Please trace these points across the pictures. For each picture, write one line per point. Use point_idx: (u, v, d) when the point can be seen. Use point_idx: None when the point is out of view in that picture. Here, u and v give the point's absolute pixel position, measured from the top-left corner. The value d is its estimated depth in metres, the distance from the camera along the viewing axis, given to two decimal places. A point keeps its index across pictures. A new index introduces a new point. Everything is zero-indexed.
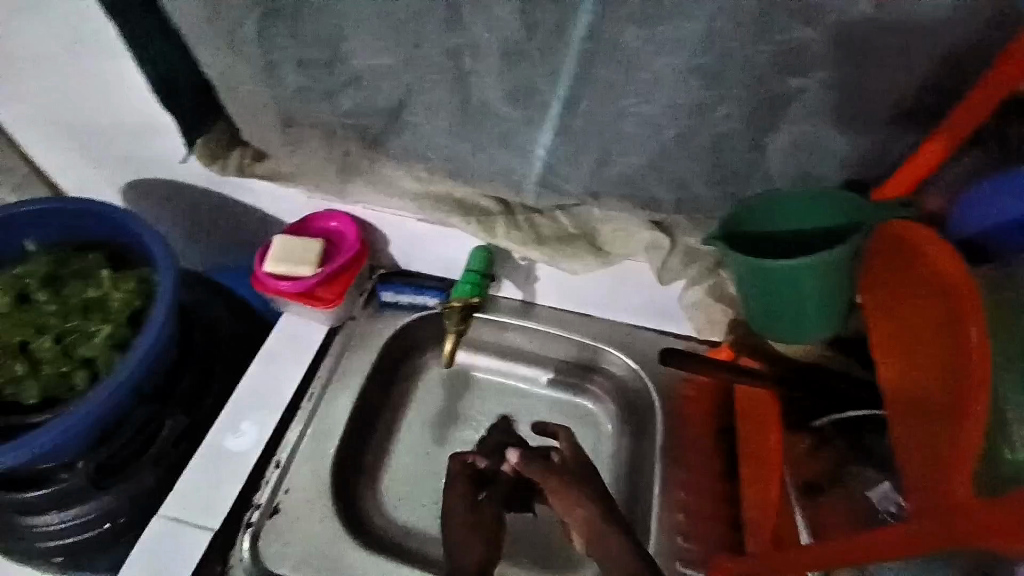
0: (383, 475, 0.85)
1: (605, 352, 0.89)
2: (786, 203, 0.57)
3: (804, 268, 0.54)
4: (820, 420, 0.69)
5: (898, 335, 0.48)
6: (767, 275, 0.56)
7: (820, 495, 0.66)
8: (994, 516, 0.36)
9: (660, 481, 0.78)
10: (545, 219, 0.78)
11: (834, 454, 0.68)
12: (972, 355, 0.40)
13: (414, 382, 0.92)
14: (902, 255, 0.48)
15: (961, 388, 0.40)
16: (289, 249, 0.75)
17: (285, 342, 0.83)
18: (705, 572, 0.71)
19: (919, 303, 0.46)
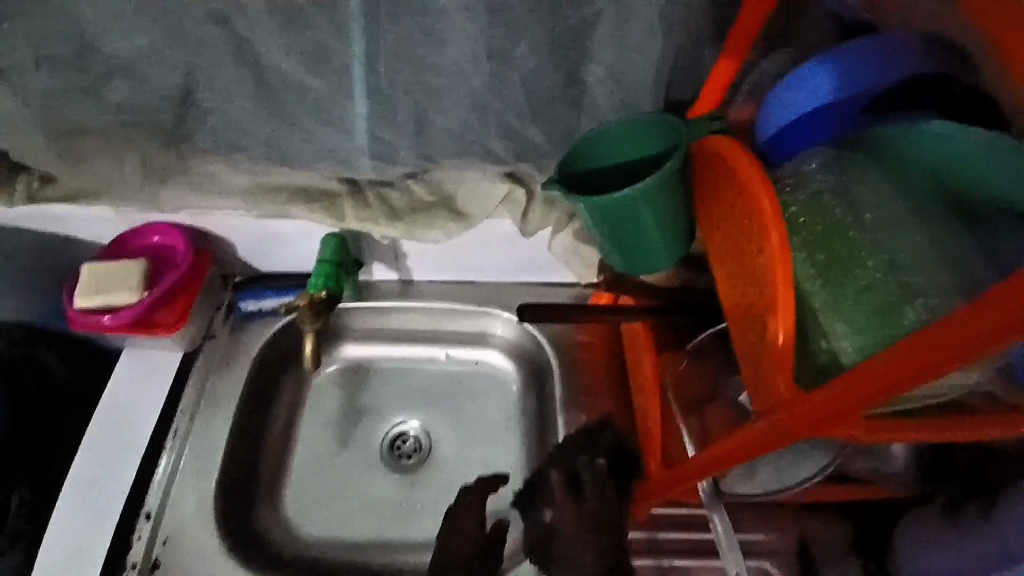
0: (284, 492, 0.80)
1: (495, 316, 0.88)
2: (614, 135, 0.57)
3: (641, 199, 0.53)
4: (698, 338, 0.72)
5: (723, 248, 0.49)
6: (609, 212, 0.55)
7: (705, 408, 0.68)
8: (810, 407, 0.38)
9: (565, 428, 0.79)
10: (397, 192, 0.73)
11: (712, 368, 0.71)
12: (775, 256, 0.41)
13: (304, 388, 0.87)
14: (718, 169, 0.48)
15: (770, 291, 0.42)
16: (104, 278, 0.66)
17: (133, 380, 0.74)
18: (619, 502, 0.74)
19: (733, 213, 0.46)
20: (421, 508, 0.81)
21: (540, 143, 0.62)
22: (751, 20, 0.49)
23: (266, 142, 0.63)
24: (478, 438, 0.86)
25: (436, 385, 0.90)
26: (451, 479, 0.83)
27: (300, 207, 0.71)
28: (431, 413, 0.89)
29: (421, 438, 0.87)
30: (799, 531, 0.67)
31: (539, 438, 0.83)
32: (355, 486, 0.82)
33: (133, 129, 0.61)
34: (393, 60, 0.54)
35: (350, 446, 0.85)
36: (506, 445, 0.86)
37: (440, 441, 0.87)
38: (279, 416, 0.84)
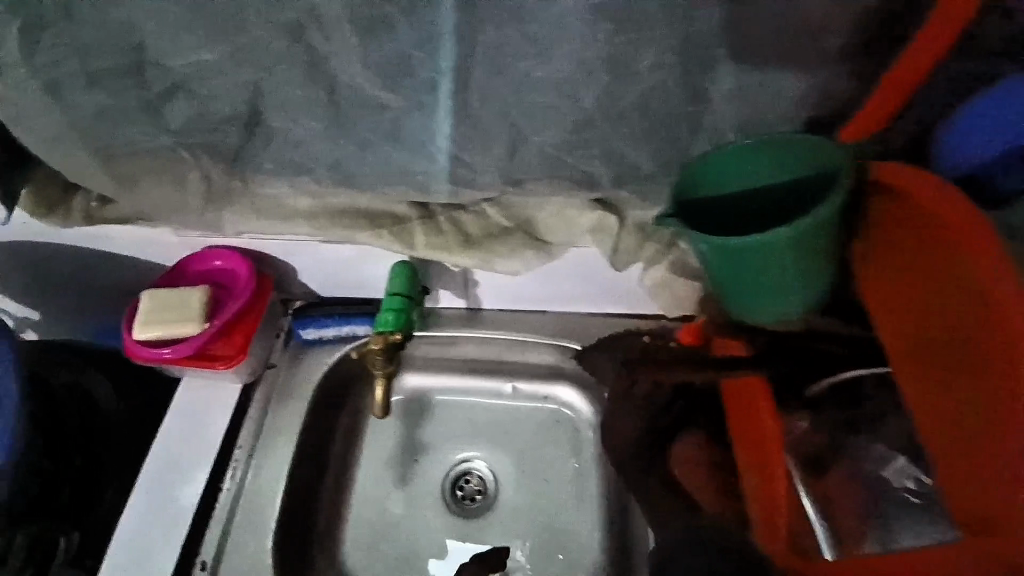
0: (341, 538, 0.75)
1: (568, 350, 0.79)
2: (742, 157, 0.48)
3: (778, 246, 0.45)
4: (817, 386, 0.63)
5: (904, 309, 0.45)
6: (734, 254, 0.47)
7: (826, 471, 0.62)
8: None
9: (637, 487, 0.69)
10: (471, 216, 0.66)
11: (832, 425, 0.63)
12: (997, 317, 0.36)
13: (363, 422, 0.81)
14: (912, 229, 0.43)
15: (994, 354, 0.37)
16: (164, 307, 0.62)
17: (189, 412, 0.70)
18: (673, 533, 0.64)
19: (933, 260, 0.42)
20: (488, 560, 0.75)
21: (649, 167, 0.52)
22: (932, 38, 0.42)
23: (336, 165, 0.57)
24: (548, 486, 0.79)
25: (503, 422, 0.83)
26: (519, 529, 0.77)
27: (367, 233, 0.65)
28: (496, 454, 0.82)
29: (486, 480, 0.80)
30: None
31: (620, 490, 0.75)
32: (416, 534, 0.76)
33: (195, 149, 0.56)
34: (486, 73, 0.46)
35: (411, 487, 0.79)
36: (581, 495, 0.78)
37: (507, 486, 0.80)
38: (336, 453, 0.78)
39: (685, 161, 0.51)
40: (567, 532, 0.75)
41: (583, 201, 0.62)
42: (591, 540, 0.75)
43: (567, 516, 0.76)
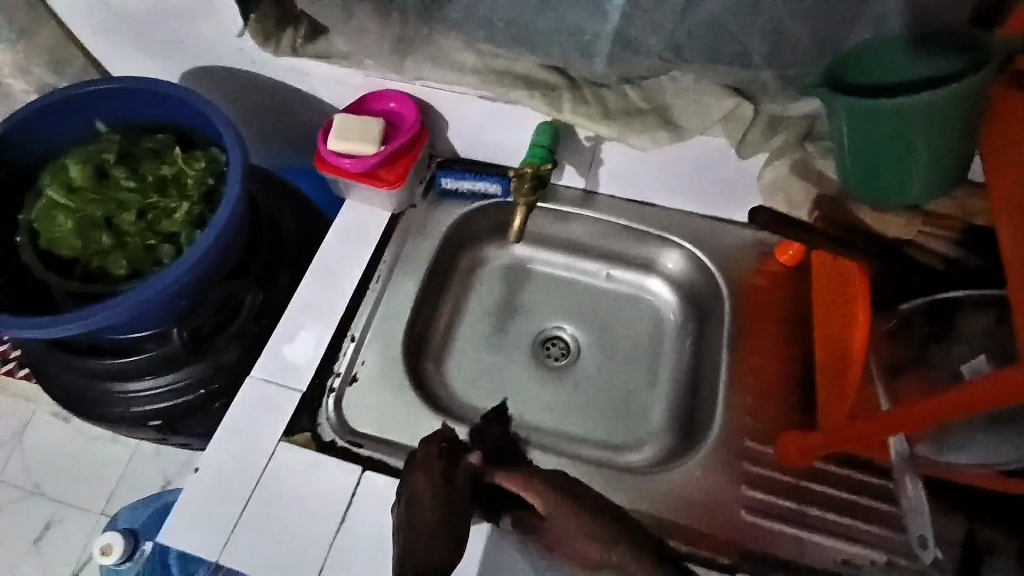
0: (447, 361, 0.87)
1: (670, 243, 0.87)
2: (907, 45, 0.54)
3: (917, 116, 0.49)
4: (905, 304, 0.67)
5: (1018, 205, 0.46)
6: (878, 119, 0.51)
7: (902, 374, 0.64)
8: None
9: (726, 381, 0.76)
10: (613, 93, 0.73)
11: (919, 337, 0.66)
12: None
13: (476, 272, 0.93)
14: None
15: None
16: (350, 127, 0.73)
17: (349, 227, 0.81)
18: (751, 451, 0.71)
19: None
20: (565, 402, 0.87)
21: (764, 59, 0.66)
22: None
23: (515, 21, 0.71)
24: (627, 361, 0.89)
25: (594, 300, 0.93)
26: (598, 388, 0.88)
27: (522, 92, 0.73)
28: (584, 327, 0.92)
29: (569, 346, 0.91)
30: (969, 533, 0.63)
31: (693, 369, 0.84)
32: (508, 373, 0.88)
33: None
34: None
35: (507, 336, 0.91)
36: (654, 372, 0.87)
37: (591, 352, 0.90)
38: (451, 293, 0.91)
39: (834, 50, 0.64)
40: (642, 405, 0.85)
41: (720, 84, 0.68)
42: (664, 404, 0.85)
43: (641, 392, 0.86)
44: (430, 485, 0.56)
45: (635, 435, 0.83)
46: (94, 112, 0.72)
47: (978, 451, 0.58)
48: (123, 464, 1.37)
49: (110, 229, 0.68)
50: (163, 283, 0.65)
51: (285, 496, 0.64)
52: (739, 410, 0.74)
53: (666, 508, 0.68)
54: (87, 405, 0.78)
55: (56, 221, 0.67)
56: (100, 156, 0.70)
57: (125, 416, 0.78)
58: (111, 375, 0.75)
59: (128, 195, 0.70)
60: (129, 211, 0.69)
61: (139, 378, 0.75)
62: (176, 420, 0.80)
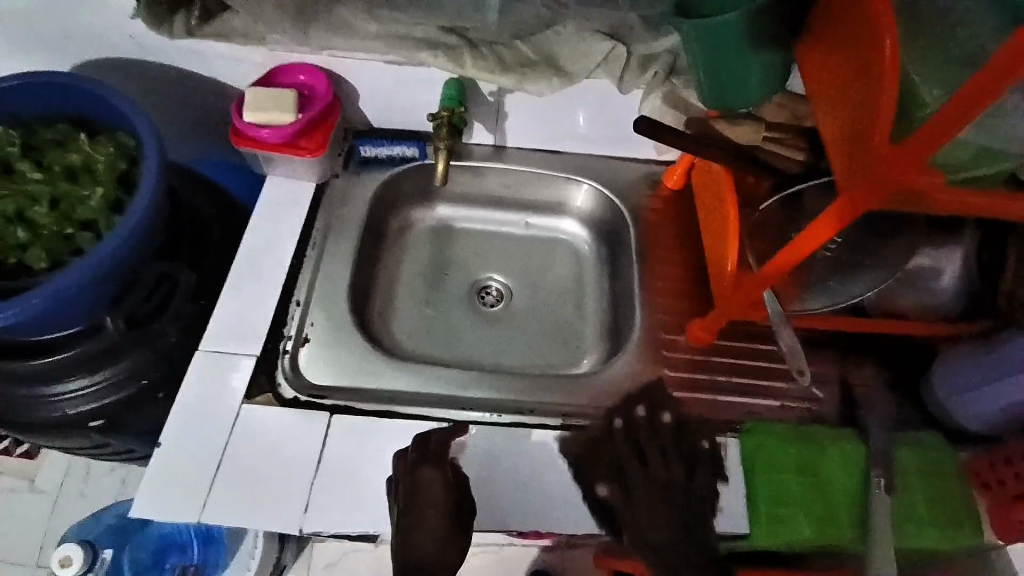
0: (393, 319, 0.92)
1: (578, 184, 0.98)
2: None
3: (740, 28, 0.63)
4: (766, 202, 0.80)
5: (827, 87, 0.61)
6: (718, 36, 0.64)
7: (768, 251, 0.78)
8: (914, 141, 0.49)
9: (642, 289, 0.88)
10: (507, 49, 0.82)
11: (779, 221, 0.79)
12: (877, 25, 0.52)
13: (406, 236, 0.98)
14: (836, 18, 0.59)
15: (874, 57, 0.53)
16: (264, 98, 0.76)
17: (276, 200, 0.84)
18: (665, 337, 0.84)
19: (841, 38, 0.59)
20: (506, 338, 0.94)
21: None
22: None
23: None
24: (556, 294, 0.99)
25: (519, 247, 1.02)
26: (534, 320, 0.96)
27: (426, 53, 0.79)
28: (513, 271, 1.01)
29: (502, 290, 0.99)
30: (843, 374, 0.79)
31: (614, 288, 0.96)
32: (450, 321, 0.95)
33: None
34: None
35: (443, 289, 0.97)
36: (581, 300, 0.98)
37: (523, 292, 0.99)
38: (387, 257, 0.96)
39: None
40: (576, 329, 0.95)
41: (589, 30, 0.80)
42: (595, 324, 0.95)
43: (573, 318, 0.96)
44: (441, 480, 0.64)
45: (574, 355, 0.93)
46: None
47: (833, 293, 0.74)
48: (46, 513, 1.22)
49: (23, 222, 0.66)
50: (90, 268, 0.63)
51: (254, 451, 0.66)
52: (654, 310, 0.86)
53: (606, 399, 0.78)
54: (15, 417, 0.73)
55: None
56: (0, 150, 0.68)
57: (58, 424, 0.74)
58: (38, 378, 0.71)
59: (36, 187, 0.67)
60: (40, 203, 0.67)
61: (69, 378, 0.71)
62: (119, 416, 0.77)
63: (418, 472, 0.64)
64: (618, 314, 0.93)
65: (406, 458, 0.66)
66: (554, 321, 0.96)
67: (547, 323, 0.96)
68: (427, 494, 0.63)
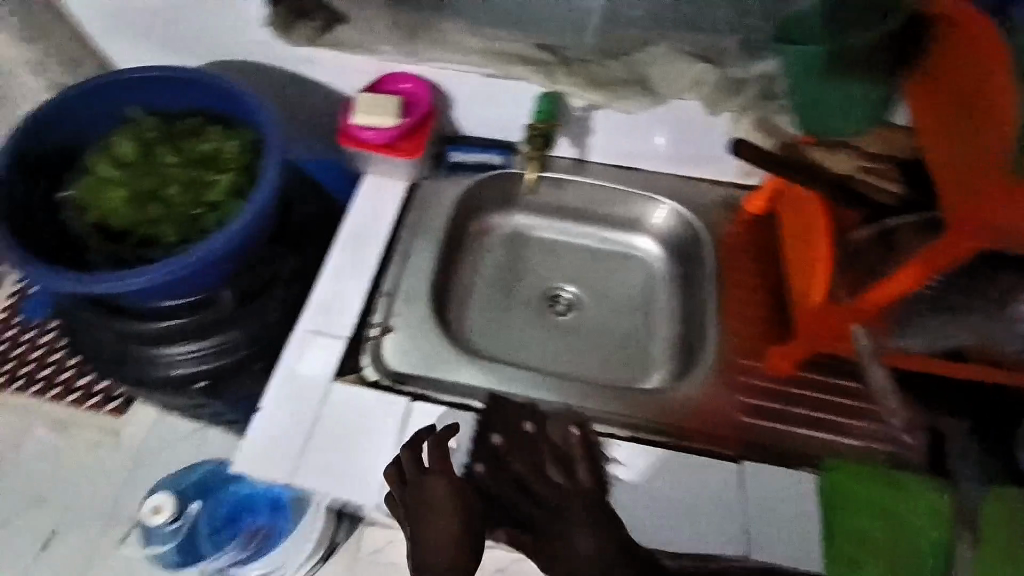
0: (465, 319, 0.95)
1: (656, 202, 0.99)
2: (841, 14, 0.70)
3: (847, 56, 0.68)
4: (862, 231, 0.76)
5: (936, 122, 0.60)
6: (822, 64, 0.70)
7: None
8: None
9: (717, 312, 0.88)
10: (598, 67, 0.83)
11: None
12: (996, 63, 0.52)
13: (483, 240, 1.02)
14: (949, 55, 0.59)
15: (993, 93, 0.52)
16: (372, 103, 0.83)
17: (371, 198, 0.89)
18: (740, 362, 0.83)
19: (954, 75, 0.58)
20: (573, 348, 0.96)
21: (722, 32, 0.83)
22: None
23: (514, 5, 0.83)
24: (625, 309, 1.00)
25: (591, 259, 1.04)
26: (601, 333, 0.97)
27: (523, 68, 0.83)
28: (584, 283, 1.02)
29: (572, 301, 1.01)
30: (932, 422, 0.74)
31: (685, 308, 0.96)
32: (520, 325, 0.97)
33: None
34: None
35: (515, 294, 1.00)
36: (650, 317, 0.98)
37: (593, 304, 1.00)
38: (464, 259, 0.99)
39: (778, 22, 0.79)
40: (644, 345, 0.95)
41: (681, 53, 0.81)
42: (663, 342, 0.95)
43: (641, 334, 0.97)
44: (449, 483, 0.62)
45: (640, 370, 0.93)
46: (130, 98, 0.78)
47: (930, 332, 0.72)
48: (127, 468, 1.32)
49: (161, 200, 0.74)
50: (214, 246, 0.70)
51: (339, 430, 0.71)
52: (728, 333, 0.85)
53: (676, 417, 0.79)
54: (131, 372, 0.81)
55: (108, 196, 0.73)
56: (144, 136, 0.76)
57: (166, 382, 0.81)
58: (155, 339, 0.78)
59: (173, 170, 0.75)
60: (176, 184, 0.75)
61: (180, 342, 0.79)
62: (217, 381, 0.84)
63: (428, 482, 0.62)
64: (688, 334, 0.92)
65: (403, 471, 0.65)
66: (622, 336, 0.97)
67: (615, 336, 0.97)
68: (437, 504, 0.61)
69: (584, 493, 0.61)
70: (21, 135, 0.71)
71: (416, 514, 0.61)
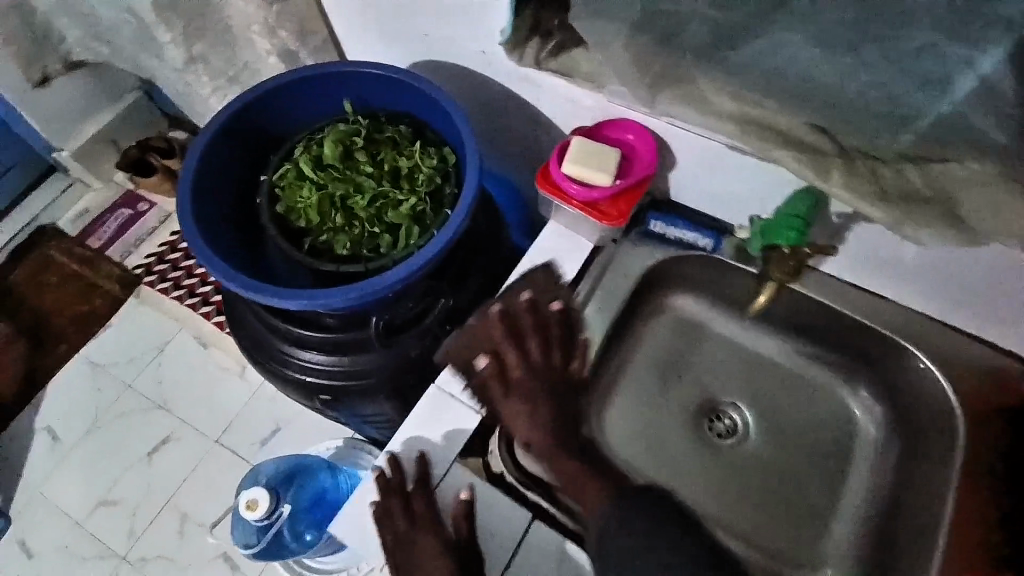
0: (610, 409, 0.82)
1: (896, 347, 0.75)
2: None
3: None
4: None
5: None
6: None
7: None
8: None
9: (950, 527, 0.66)
10: (890, 171, 0.62)
11: None
12: None
13: (653, 318, 0.86)
14: None
15: None
16: (589, 153, 0.71)
17: (549, 252, 0.77)
18: None
19: None
20: (727, 491, 0.78)
21: None
22: None
23: (810, 75, 0.63)
24: (807, 460, 0.79)
25: (779, 381, 0.84)
26: (767, 480, 0.78)
27: (789, 154, 0.64)
28: (763, 409, 0.83)
29: (740, 424, 0.82)
30: None
31: (891, 492, 0.75)
32: (671, 436, 0.81)
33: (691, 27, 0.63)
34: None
35: (676, 393, 0.84)
36: (838, 482, 0.78)
37: (766, 441, 0.80)
38: (624, 339, 0.84)
39: None
40: (819, 519, 0.76)
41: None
42: (849, 518, 0.76)
43: (823, 506, 0.76)
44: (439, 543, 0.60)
45: (803, 543, 0.75)
46: (347, 90, 0.74)
47: None
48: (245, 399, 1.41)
49: (345, 209, 0.69)
50: (382, 282, 0.63)
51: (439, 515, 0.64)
52: None
53: None
54: (267, 366, 0.79)
55: (295, 193, 0.69)
56: (344, 138, 0.71)
57: (295, 385, 0.79)
58: (299, 343, 0.75)
59: (365, 179, 0.70)
60: (363, 196, 0.69)
61: (323, 352, 0.75)
62: (340, 398, 0.79)
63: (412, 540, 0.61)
64: (888, 528, 0.73)
65: (394, 524, 0.62)
66: (798, 498, 0.77)
67: (785, 493, 0.77)
68: (424, 565, 0.59)
69: (553, 373, 0.66)
70: (238, 111, 0.70)
71: (408, 575, 0.59)
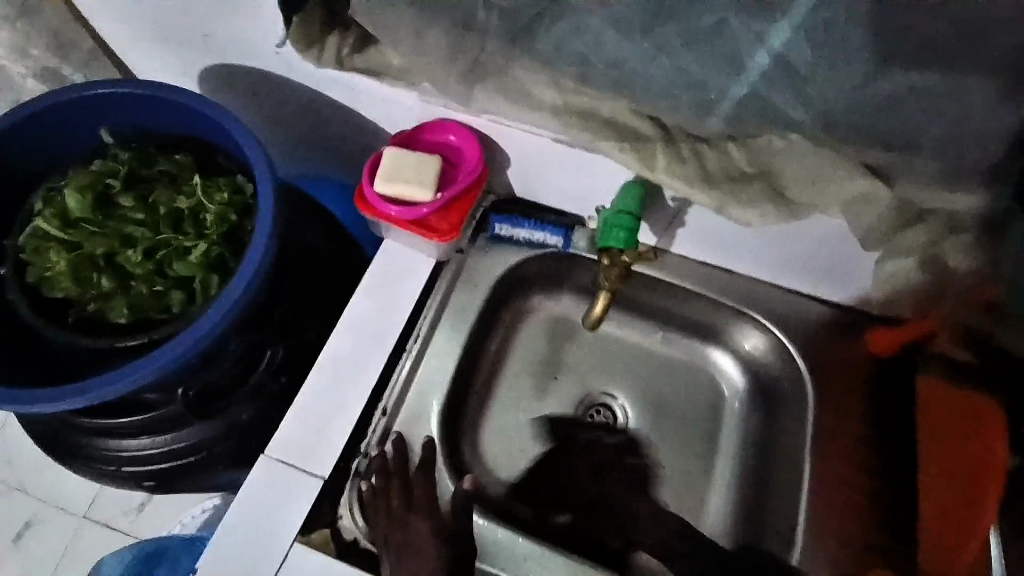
0: (484, 429, 0.77)
1: (746, 319, 0.76)
2: None
3: None
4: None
5: None
6: None
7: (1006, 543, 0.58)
8: None
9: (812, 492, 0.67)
10: (714, 151, 0.60)
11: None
12: None
13: (518, 323, 0.81)
14: None
15: None
16: (403, 167, 0.64)
17: (385, 277, 0.70)
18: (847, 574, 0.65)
19: None
20: (607, 492, 0.76)
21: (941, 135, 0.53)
22: None
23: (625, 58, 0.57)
24: (681, 446, 0.78)
25: (650, 368, 0.82)
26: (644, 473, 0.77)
27: (609, 144, 0.61)
28: (637, 400, 0.81)
29: (615, 419, 0.80)
30: None
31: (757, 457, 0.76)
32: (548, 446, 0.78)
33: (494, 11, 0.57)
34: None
35: (549, 398, 0.80)
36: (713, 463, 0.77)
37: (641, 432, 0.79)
38: (490, 351, 0.79)
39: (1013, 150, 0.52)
40: (699, 502, 0.76)
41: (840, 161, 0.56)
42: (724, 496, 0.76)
43: (702, 488, 0.76)
44: (433, 527, 0.61)
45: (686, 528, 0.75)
46: (99, 118, 0.62)
47: None
48: None
49: (114, 269, 0.58)
50: (161, 359, 0.52)
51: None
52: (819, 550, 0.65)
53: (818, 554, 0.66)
54: (73, 460, 0.68)
55: (47, 256, 0.57)
56: (105, 181, 0.60)
57: (110, 475, 0.68)
58: (99, 432, 0.64)
59: (137, 229, 0.59)
60: (135, 249, 0.58)
61: (130, 437, 0.64)
62: (169, 479, 0.69)
63: (407, 525, 0.61)
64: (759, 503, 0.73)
65: (388, 502, 0.62)
66: (678, 483, 0.77)
67: (665, 482, 0.77)
68: (416, 545, 0.60)
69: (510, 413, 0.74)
70: None
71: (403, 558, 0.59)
